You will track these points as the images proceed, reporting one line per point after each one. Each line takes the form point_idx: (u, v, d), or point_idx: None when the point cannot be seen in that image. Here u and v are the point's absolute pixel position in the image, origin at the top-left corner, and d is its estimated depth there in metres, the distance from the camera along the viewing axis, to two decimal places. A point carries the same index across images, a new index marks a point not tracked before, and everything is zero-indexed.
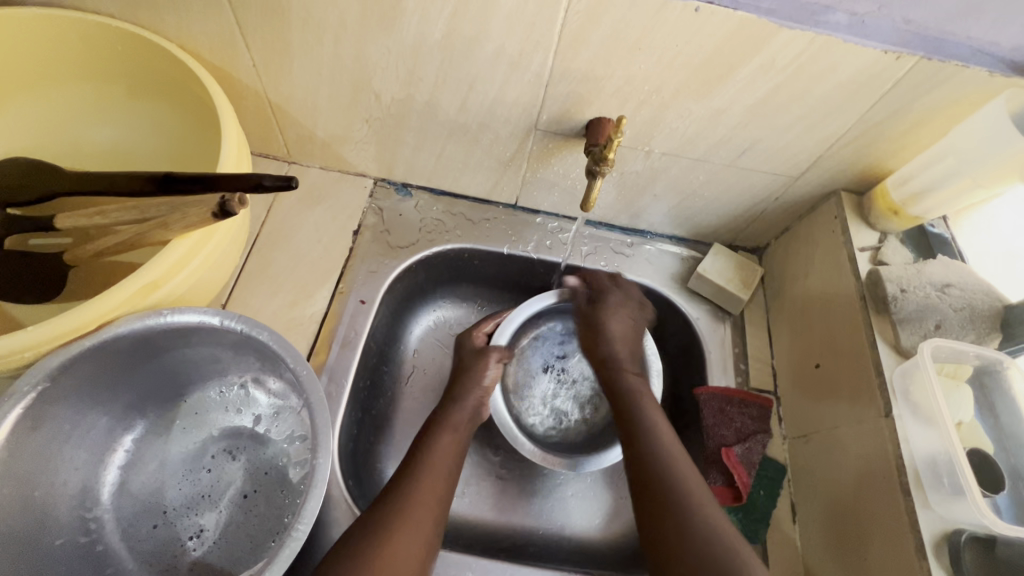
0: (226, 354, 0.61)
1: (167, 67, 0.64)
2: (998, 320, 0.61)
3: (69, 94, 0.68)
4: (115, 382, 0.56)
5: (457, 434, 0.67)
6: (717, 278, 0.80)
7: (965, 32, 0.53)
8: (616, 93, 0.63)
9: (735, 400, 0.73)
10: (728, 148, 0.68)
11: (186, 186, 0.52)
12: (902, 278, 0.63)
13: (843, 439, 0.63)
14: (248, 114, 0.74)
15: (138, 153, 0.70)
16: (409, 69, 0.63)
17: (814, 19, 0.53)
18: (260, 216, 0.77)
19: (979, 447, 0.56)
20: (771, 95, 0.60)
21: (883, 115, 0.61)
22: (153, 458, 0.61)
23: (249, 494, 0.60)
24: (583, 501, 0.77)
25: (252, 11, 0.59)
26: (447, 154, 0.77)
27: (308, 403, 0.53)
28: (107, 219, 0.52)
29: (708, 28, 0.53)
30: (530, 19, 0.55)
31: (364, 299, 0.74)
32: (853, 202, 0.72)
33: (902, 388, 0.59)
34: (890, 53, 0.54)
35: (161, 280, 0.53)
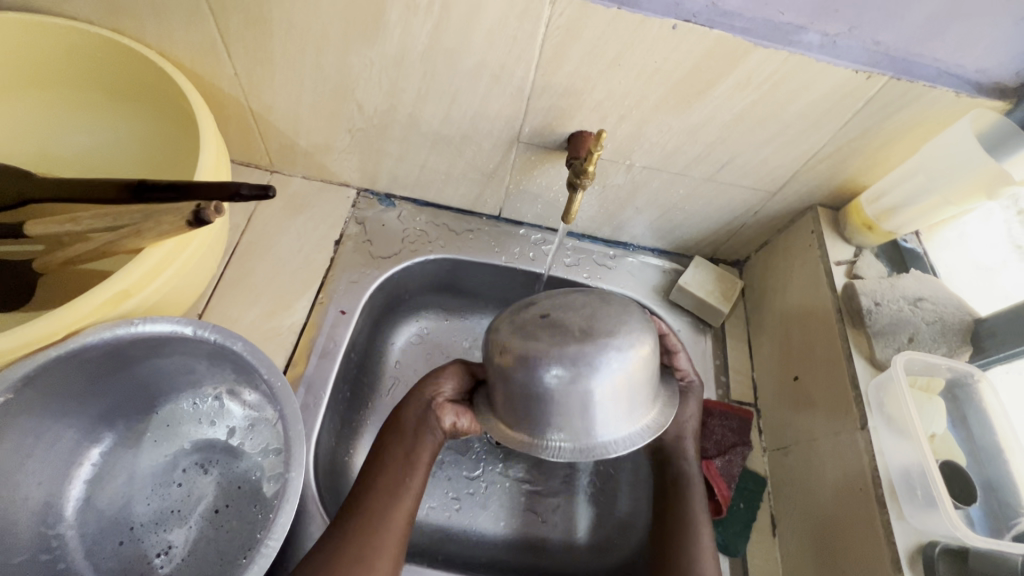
0: (200, 365, 0.59)
1: (146, 74, 0.63)
2: (968, 334, 0.62)
3: (46, 100, 0.67)
4: (82, 394, 0.55)
5: (408, 445, 0.59)
6: (698, 290, 0.81)
7: (931, 53, 0.55)
8: (597, 108, 0.63)
9: (716, 412, 0.74)
10: (708, 162, 0.69)
11: (161, 194, 0.52)
12: (876, 291, 0.64)
13: (821, 452, 0.64)
14: (231, 124, 0.73)
15: (113, 159, 0.69)
16: (392, 81, 0.64)
17: (787, 39, 0.54)
18: (239, 226, 0.76)
19: (952, 459, 0.57)
20: (748, 110, 0.61)
21: (856, 134, 0.62)
22: (122, 472, 0.59)
23: (221, 509, 0.58)
24: (564, 514, 0.77)
25: (234, 20, 0.59)
26: (431, 164, 0.77)
27: (282, 415, 0.52)
28: (79, 226, 0.51)
29: (686, 45, 0.54)
30: (511, 33, 0.56)
31: (344, 309, 0.74)
32: (829, 217, 0.74)
33: (877, 401, 0.59)
34: (862, 72, 0.55)
35: (133, 289, 0.52)
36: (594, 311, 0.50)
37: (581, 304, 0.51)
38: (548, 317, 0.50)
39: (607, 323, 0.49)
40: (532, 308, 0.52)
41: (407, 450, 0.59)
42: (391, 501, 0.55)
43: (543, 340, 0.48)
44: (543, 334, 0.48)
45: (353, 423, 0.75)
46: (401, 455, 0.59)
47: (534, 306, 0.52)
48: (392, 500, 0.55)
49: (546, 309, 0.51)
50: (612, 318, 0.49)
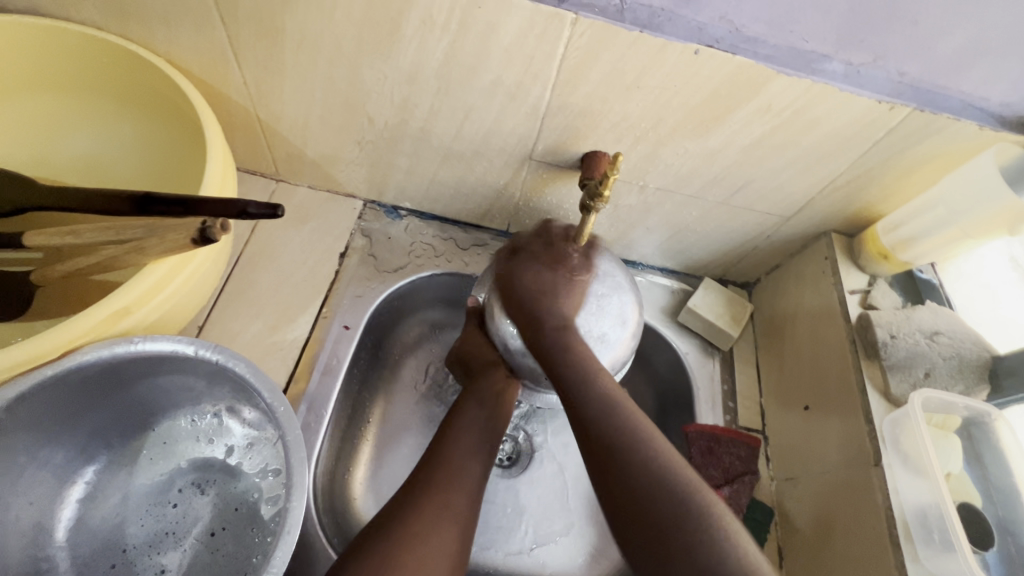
0: (199, 382, 0.58)
1: (153, 81, 0.62)
2: (986, 370, 0.61)
3: (49, 104, 0.65)
4: (77, 411, 0.53)
5: (484, 410, 0.64)
6: (707, 313, 0.80)
7: (956, 86, 0.54)
8: (612, 129, 0.62)
9: (723, 439, 0.73)
10: (723, 186, 0.68)
11: (166, 208, 0.50)
12: (891, 323, 0.63)
13: (832, 485, 0.63)
14: (237, 131, 0.72)
15: (116, 167, 0.68)
16: (404, 95, 0.62)
17: (811, 67, 0.53)
18: (243, 236, 0.75)
19: (969, 500, 0.56)
20: (767, 136, 0.60)
21: (875, 162, 0.61)
22: (116, 491, 0.57)
23: (217, 532, 0.57)
24: (565, 538, 0.76)
25: (245, 30, 0.57)
26: (440, 179, 0.75)
27: (283, 438, 0.51)
28: (79, 239, 0.49)
29: (707, 70, 0.53)
30: (529, 52, 0.55)
31: (348, 324, 0.72)
32: (843, 244, 0.73)
33: (892, 437, 0.58)
34: (885, 103, 0.54)
35: (134, 306, 0.50)
36: (595, 304, 0.63)
37: (579, 299, 0.62)
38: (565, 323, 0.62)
39: (609, 313, 0.63)
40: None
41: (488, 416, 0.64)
42: (467, 460, 0.59)
43: None
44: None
45: (353, 440, 0.74)
46: (480, 419, 0.63)
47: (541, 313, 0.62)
48: (469, 459, 0.59)
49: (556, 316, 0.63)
50: (616, 301, 0.64)
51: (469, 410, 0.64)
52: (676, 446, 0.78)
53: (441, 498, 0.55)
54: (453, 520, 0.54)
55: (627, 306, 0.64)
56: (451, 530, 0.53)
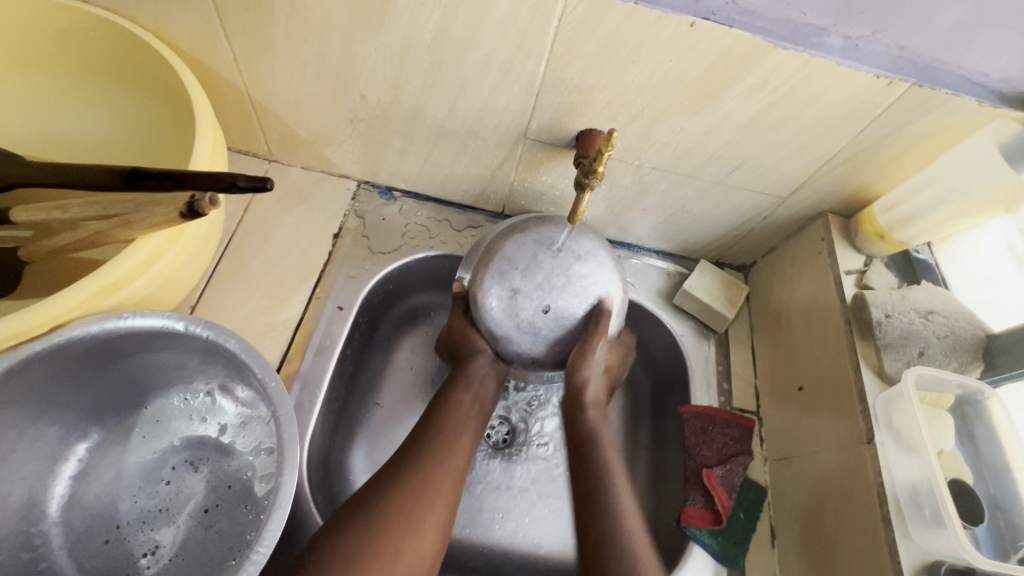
0: (191, 360, 0.57)
1: (141, 57, 0.61)
2: (980, 349, 0.61)
3: (36, 81, 0.64)
4: (68, 388, 0.53)
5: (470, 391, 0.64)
6: (703, 295, 0.80)
7: (956, 60, 0.53)
8: (607, 106, 0.62)
9: (718, 420, 0.73)
10: (719, 165, 0.68)
11: (155, 183, 0.49)
12: (886, 303, 0.63)
13: (825, 463, 0.63)
14: (228, 110, 0.71)
15: (105, 145, 0.67)
16: (397, 71, 0.62)
17: (808, 41, 0.52)
18: (235, 216, 0.74)
19: (960, 477, 0.56)
20: (763, 113, 0.59)
21: (872, 140, 0.61)
22: (108, 468, 0.57)
23: (210, 509, 0.57)
24: (560, 518, 0.76)
25: (233, 4, 0.56)
26: (434, 159, 0.75)
27: (275, 414, 0.51)
28: (67, 214, 0.49)
29: (703, 43, 0.52)
30: (522, 26, 0.54)
31: (342, 305, 0.72)
32: (840, 224, 0.72)
33: (885, 415, 0.58)
34: (883, 78, 0.53)
35: (123, 281, 0.50)
36: (581, 286, 0.61)
37: (566, 282, 0.61)
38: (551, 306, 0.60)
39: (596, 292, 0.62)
40: (528, 304, 0.60)
41: (473, 398, 0.63)
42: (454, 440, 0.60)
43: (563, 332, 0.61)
44: (556, 328, 0.61)
45: (347, 421, 0.74)
46: (467, 400, 0.63)
47: (528, 300, 0.60)
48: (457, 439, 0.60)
49: (541, 300, 0.60)
50: (601, 280, 0.62)
51: (456, 392, 0.63)
52: (670, 427, 0.78)
53: (430, 481, 0.56)
54: (440, 503, 0.55)
55: (615, 284, 0.64)
56: (435, 514, 0.54)
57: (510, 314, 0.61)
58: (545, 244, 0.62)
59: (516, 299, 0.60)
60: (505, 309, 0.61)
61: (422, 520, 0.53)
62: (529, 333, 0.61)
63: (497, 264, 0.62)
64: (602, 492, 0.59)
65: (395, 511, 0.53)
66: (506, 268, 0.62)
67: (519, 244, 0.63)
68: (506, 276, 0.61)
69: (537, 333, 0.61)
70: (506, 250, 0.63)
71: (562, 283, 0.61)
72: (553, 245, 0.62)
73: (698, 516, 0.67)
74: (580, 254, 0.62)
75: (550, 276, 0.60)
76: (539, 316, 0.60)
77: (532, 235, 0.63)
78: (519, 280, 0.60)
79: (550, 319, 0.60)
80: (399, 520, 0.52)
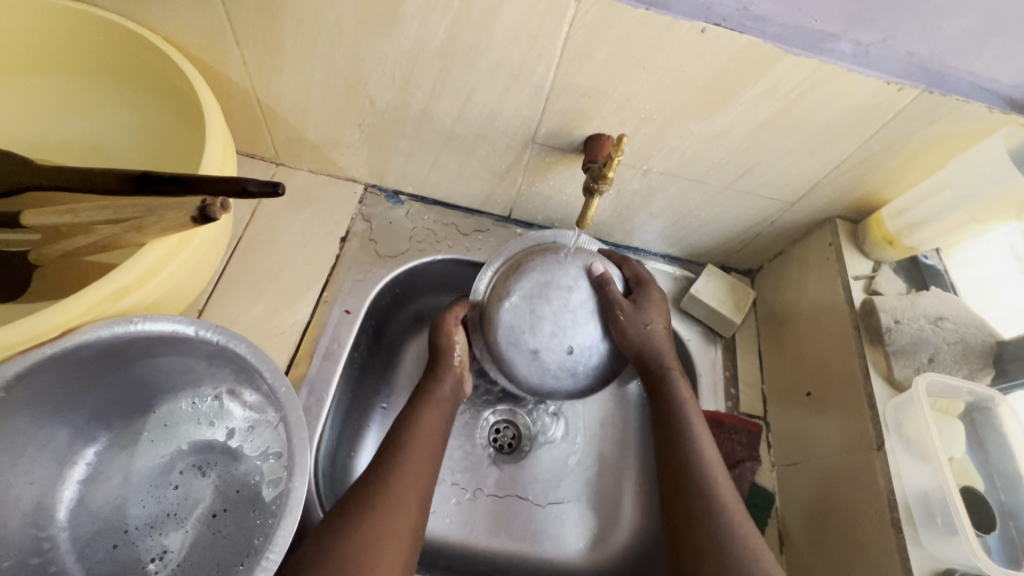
0: (200, 364, 0.57)
1: (151, 60, 0.61)
2: (990, 355, 0.61)
3: (46, 84, 0.64)
4: (77, 392, 0.53)
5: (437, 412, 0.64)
6: (710, 300, 0.80)
7: (966, 67, 0.53)
8: (616, 111, 0.62)
9: (725, 425, 0.73)
10: (727, 170, 0.68)
11: (165, 187, 0.49)
12: (896, 309, 0.63)
13: (834, 470, 0.63)
14: (236, 113, 0.71)
15: (114, 148, 0.67)
16: (406, 76, 0.62)
17: (819, 47, 0.52)
18: (242, 219, 0.74)
19: (971, 484, 0.56)
20: (773, 119, 0.59)
21: (882, 146, 0.61)
22: (116, 472, 0.57)
23: (219, 514, 0.57)
24: (566, 523, 0.76)
25: (244, 7, 0.56)
26: (441, 163, 0.75)
27: (285, 419, 0.51)
28: (78, 218, 0.49)
29: (713, 49, 0.52)
30: (533, 31, 0.54)
31: (349, 309, 0.72)
32: (847, 230, 0.72)
33: (895, 421, 0.58)
34: (893, 84, 0.53)
35: (133, 286, 0.50)
36: (586, 311, 0.63)
37: (574, 311, 0.62)
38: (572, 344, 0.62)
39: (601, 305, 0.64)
40: (551, 353, 0.62)
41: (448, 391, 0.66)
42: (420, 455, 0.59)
43: (595, 356, 0.63)
44: (586, 360, 0.63)
45: (354, 425, 0.74)
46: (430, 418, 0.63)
47: (550, 353, 0.61)
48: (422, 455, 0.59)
49: (559, 344, 0.62)
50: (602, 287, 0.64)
51: (435, 383, 0.66)
52: None
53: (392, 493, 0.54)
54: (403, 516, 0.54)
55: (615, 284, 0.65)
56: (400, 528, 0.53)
57: (543, 370, 0.62)
58: (538, 294, 0.62)
59: (542, 355, 0.62)
60: (536, 370, 0.62)
61: (402, 494, 0.55)
62: (567, 375, 0.63)
63: (504, 336, 0.63)
64: (691, 464, 0.58)
65: (364, 523, 0.51)
66: (514, 334, 0.62)
67: (514, 308, 0.63)
68: (522, 341, 0.62)
69: (574, 372, 0.63)
70: (506, 317, 0.63)
71: (569, 319, 0.62)
72: (545, 289, 0.62)
73: None
74: (571, 284, 0.63)
75: (556, 320, 0.62)
76: (567, 356, 0.62)
77: (518, 290, 0.63)
78: (533, 342, 0.61)
79: (577, 356, 0.62)
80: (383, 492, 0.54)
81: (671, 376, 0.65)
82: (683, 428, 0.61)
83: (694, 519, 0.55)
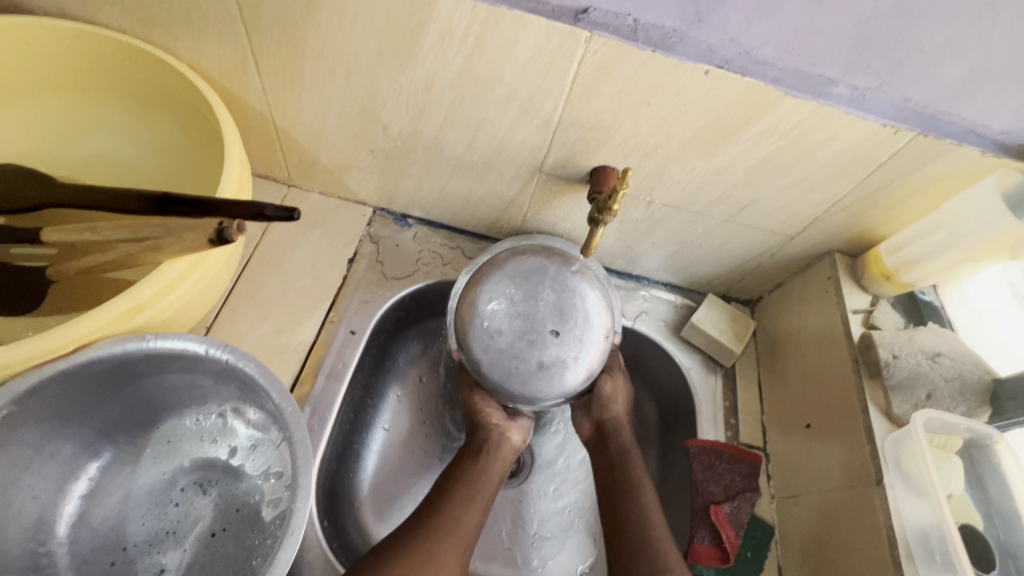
0: (207, 382, 0.58)
1: (175, 86, 0.64)
2: (987, 394, 0.61)
3: (71, 105, 0.67)
4: (85, 407, 0.53)
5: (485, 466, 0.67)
6: (710, 329, 0.80)
7: (959, 113, 0.55)
8: (622, 144, 0.64)
9: (724, 455, 0.73)
10: (728, 204, 0.69)
11: (184, 209, 0.51)
12: (893, 344, 0.64)
13: (833, 504, 0.63)
14: (252, 136, 0.73)
15: (134, 168, 0.69)
16: (419, 106, 0.64)
17: (817, 91, 0.54)
18: (253, 239, 0.76)
19: (970, 523, 0.56)
20: (773, 156, 0.61)
21: (879, 185, 0.63)
22: (118, 488, 0.57)
23: (218, 532, 0.57)
24: (566, 551, 0.75)
25: (266, 38, 0.59)
26: (450, 189, 0.77)
27: (289, 440, 0.51)
28: (97, 236, 0.50)
29: (717, 90, 0.55)
30: (544, 68, 0.56)
31: (354, 329, 0.73)
32: (846, 264, 0.74)
33: (894, 457, 0.59)
34: (889, 127, 0.55)
35: (147, 303, 0.51)
36: (507, 333, 0.64)
37: (525, 313, 0.65)
38: (552, 334, 0.64)
39: (492, 319, 0.65)
40: (549, 351, 0.64)
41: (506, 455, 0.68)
42: (464, 509, 0.61)
43: (548, 291, 0.66)
44: (577, 328, 0.65)
45: (356, 446, 0.74)
46: (475, 470, 0.66)
47: (551, 345, 0.64)
48: (465, 507, 0.62)
49: (548, 339, 0.64)
50: (478, 314, 0.66)
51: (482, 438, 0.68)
52: (677, 460, 0.78)
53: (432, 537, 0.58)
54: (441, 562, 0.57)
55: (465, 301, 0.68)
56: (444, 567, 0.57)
57: (570, 334, 0.64)
58: (517, 374, 0.64)
59: (564, 335, 0.64)
60: (577, 338, 0.65)
61: (441, 540, 0.58)
62: (572, 306, 0.65)
63: (570, 376, 0.64)
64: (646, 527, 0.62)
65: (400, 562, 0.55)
66: (567, 372, 0.64)
67: (548, 390, 0.64)
68: (523, 373, 0.63)
69: (565, 300, 0.66)
70: (543, 390, 0.64)
71: (522, 349, 0.64)
72: (488, 359, 0.65)
73: (707, 554, 0.67)
74: (484, 348, 0.65)
75: (526, 358, 0.64)
76: (556, 325, 0.64)
77: (514, 384, 0.64)
78: (565, 360, 0.64)
79: (568, 333, 0.64)
80: (439, 527, 0.59)
81: (621, 437, 0.71)
82: (637, 485, 0.66)
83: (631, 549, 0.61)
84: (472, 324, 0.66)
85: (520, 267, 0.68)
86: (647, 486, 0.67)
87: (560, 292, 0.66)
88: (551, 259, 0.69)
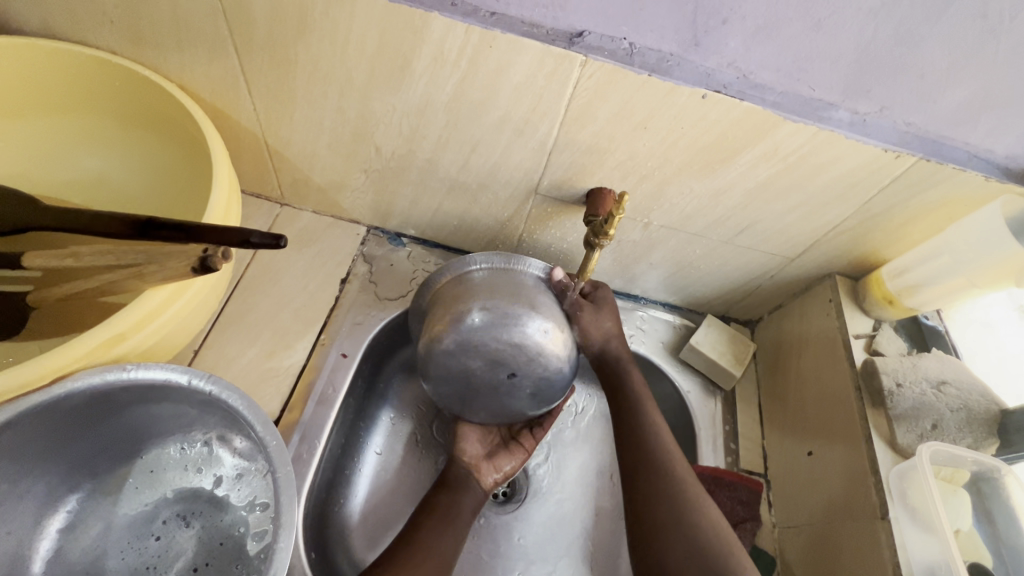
0: (191, 411, 0.56)
1: (164, 106, 0.63)
2: (994, 425, 0.60)
3: (59, 125, 0.66)
4: (64, 438, 0.51)
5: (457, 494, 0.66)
6: (710, 351, 0.79)
7: (963, 138, 0.54)
8: (618, 167, 0.62)
9: (724, 482, 0.71)
10: (727, 226, 0.68)
11: (168, 235, 0.50)
12: (898, 371, 0.62)
13: (837, 537, 0.61)
14: (244, 155, 0.72)
15: (122, 189, 0.68)
16: (412, 127, 0.63)
17: (818, 115, 0.53)
18: (243, 259, 0.74)
19: (979, 560, 0.53)
20: (772, 180, 0.60)
21: (881, 209, 0.61)
22: (97, 521, 0.55)
23: (200, 567, 0.55)
24: None
25: (257, 59, 0.58)
26: (445, 209, 0.75)
27: (273, 473, 0.49)
28: (79, 262, 0.49)
29: (715, 114, 0.54)
30: (539, 91, 0.55)
31: (345, 352, 0.71)
32: (848, 287, 0.72)
33: (899, 490, 0.57)
34: (891, 152, 0.54)
35: (129, 332, 0.50)
36: (482, 388, 0.66)
37: (482, 368, 0.64)
38: (515, 374, 0.64)
39: (457, 383, 0.66)
40: (525, 381, 0.65)
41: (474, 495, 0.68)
42: (440, 535, 0.61)
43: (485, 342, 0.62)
44: (531, 350, 0.62)
45: (346, 473, 0.72)
46: (446, 500, 0.65)
47: (522, 378, 0.64)
48: (440, 532, 0.61)
49: (515, 377, 0.64)
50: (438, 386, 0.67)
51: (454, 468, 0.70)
52: None
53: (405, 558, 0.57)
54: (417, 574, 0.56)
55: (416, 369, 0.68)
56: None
57: (529, 360, 0.63)
58: (514, 404, 0.68)
59: (524, 356, 0.62)
60: (536, 352, 0.63)
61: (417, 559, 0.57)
62: (511, 337, 0.62)
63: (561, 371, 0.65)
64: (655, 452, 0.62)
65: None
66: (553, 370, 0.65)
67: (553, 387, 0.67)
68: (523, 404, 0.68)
69: (501, 337, 0.62)
70: (552, 394, 0.68)
71: (504, 392, 0.66)
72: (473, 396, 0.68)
73: None
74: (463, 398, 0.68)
75: (508, 394, 0.66)
76: (515, 363, 0.63)
77: (519, 408, 0.69)
78: (539, 373, 0.64)
79: (528, 362, 0.63)
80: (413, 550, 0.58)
81: (615, 361, 0.69)
82: (639, 406, 0.65)
83: (654, 469, 0.61)
84: (439, 381, 0.66)
85: (462, 328, 0.62)
86: (650, 407, 0.66)
87: (492, 332, 0.61)
88: (488, 308, 0.62)
